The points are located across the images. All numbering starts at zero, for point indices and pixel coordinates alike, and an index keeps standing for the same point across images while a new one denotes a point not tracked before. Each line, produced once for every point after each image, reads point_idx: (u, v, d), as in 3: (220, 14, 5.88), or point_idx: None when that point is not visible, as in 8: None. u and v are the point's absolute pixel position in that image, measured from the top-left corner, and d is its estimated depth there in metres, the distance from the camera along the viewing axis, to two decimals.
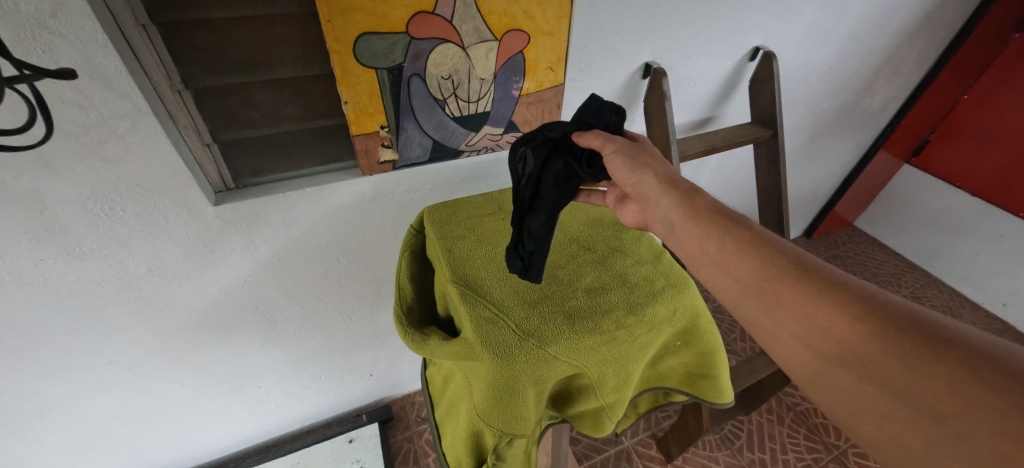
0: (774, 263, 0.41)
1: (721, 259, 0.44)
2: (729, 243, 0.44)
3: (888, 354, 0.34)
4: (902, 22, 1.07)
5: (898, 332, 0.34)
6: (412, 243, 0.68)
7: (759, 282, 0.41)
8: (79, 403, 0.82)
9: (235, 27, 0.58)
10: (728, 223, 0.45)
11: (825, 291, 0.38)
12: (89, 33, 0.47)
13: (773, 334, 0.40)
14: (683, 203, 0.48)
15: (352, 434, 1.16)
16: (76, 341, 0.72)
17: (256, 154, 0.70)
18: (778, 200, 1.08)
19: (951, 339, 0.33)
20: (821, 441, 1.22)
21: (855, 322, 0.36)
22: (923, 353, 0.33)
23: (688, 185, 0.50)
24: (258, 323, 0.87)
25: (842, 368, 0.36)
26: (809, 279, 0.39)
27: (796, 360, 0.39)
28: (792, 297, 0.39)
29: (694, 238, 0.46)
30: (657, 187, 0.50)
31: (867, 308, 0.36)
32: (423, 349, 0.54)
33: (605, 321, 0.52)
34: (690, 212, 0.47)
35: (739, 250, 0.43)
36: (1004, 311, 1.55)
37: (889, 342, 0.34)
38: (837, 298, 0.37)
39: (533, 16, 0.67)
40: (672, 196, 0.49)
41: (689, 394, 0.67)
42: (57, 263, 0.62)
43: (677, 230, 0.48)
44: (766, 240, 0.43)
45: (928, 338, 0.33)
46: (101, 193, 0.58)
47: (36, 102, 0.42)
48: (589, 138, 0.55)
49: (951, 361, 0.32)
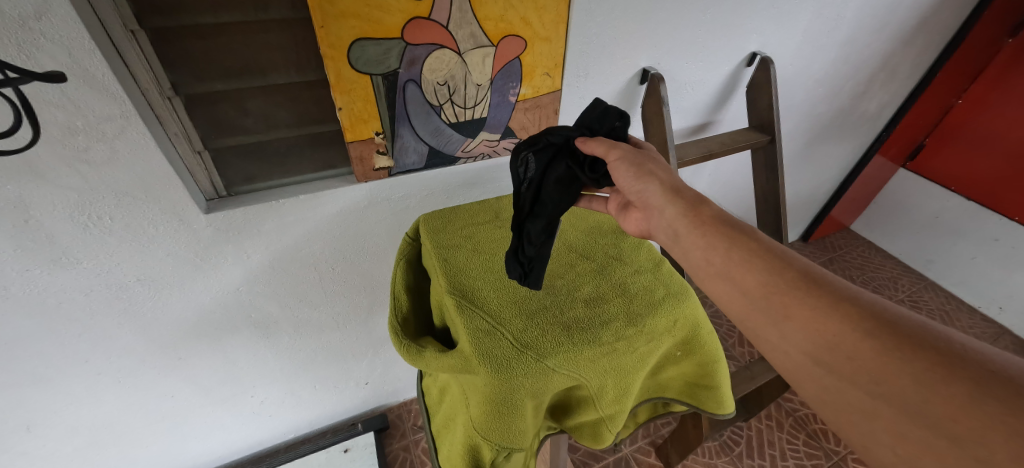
0: (782, 275, 0.41)
1: (728, 270, 0.44)
2: (735, 254, 0.44)
3: (901, 372, 0.33)
4: (898, 28, 1.07)
5: (911, 349, 0.34)
6: (406, 252, 0.66)
7: (767, 295, 0.41)
8: (67, 415, 0.80)
9: (226, 33, 0.56)
10: (735, 234, 0.45)
11: (835, 305, 0.38)
12: (77, 40, 0.46)
13: (781, 347, 0.40)
14: (688, 212, 0.48)
15: (348, 444, 1.14)
16: (64, 352, 0.71)
17: (249, 160, 0.69)
18: (776, 205, 1.08)
19: (965, 358, 0.33)
20: (821, 447, 1.21)
21: (867, 337, 0.35)
22: (937, 371, 0.32)
23: (693, 194, 0.50)
24: (251, 332, 0.85)
25: (852, 385, 0.35)
26: (818, 292, 0.39)
27: (804, 374, 0.39)
28: (801, 310, 0.39)
29: (700, 248, 0.46)
30: (661, 196, 0.50)
31: (878, 324, 0.36)
32: (419, 361, 0.53)
33: (605, 332, 0.51)
34: (695, 222, 0.47)
35: (746, 262, 0.43)
36: (1000, 314, 1.56)
37: (901, 359, 0.34)
38: (847, 311, 0.37)
39: (529, 22, 0.67)
40: (676, 204, 0.49)
41: (689, 404, 0.67)
42: (42, 273, 0.61)
43: (681, 239, 0.47)
44: (773, 252, 0.43)
45: (942, 356, 0.33)
46: (88, 201, 0.57)
47: (24, 106, 0.42)
48: (593, 144, 0.54)
49: (966, 381, 0.31)
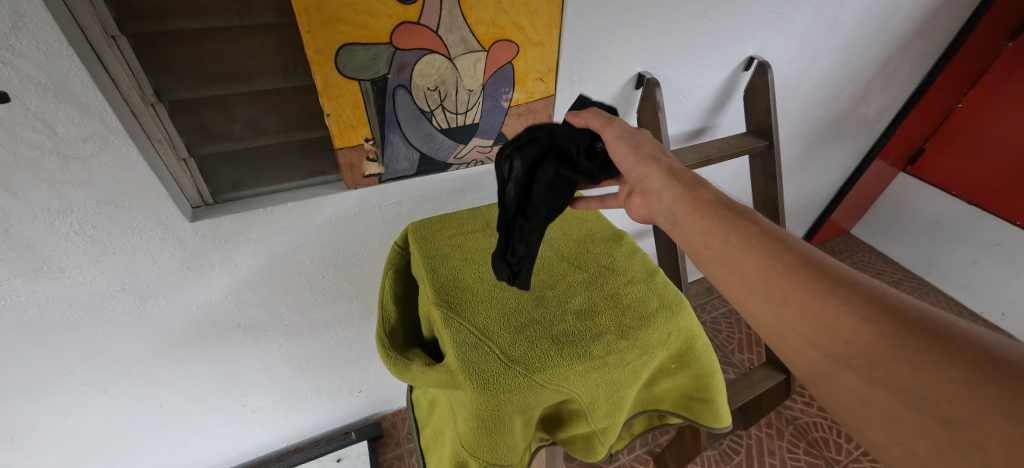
0: (783, 259, 0.41)
1: (725, 253, 0.43)
2: (734, 238, 0.43)
3: (900, 357, 0.33)
4: (896, 32, 1.06)
5: (912, 335, 0.33)
6: (394, 261, 0.65)
7: (765, 278, 0.41)
8: (51, 425, 0.79)
9: (210, 38, 0.55)
10: (734, 217, 0.45)
11: (835, 289, 0.37)
12: (54, 46, 0.45)
13: (780, 331, 0.40)
14: (686, 195, 0.48)
15: (341, 453, 1.12)
16: (48, 363, 0.69)
17: (235, 167, 0.68)
18: (775, 210, 1.06)
19: (965, 344, 0.32)
20: (822, 456, 1.19)
21: (866, 323, 0.35)
22: (938, 357, 0.32)
23: (692, 177, 0.49)
24: (241, 340, 0.84)
25: (850, 370, 0.35)
26: (818, 277, 0.38)
27: (801, 357, 0.39)
28: (799, 294, 0.38)
29: (698, 231, 0.46)
30: (659, 180, 0.50)
31: (879, 309, 0.35)
32: (405, 375, 0.51)
33: (596, 346, 0.50)
34: (693, 206, 0.47)
35: (746, 245, 0.42)
36: (1003, 320, 1.53)
37: (901, 343, 0.33)
38: (848, 296, 0.36)
39: (521, 26, 0.66)
40: (674, 188, 0.49)
41: (683, 417, 0.65)
42: (23, 283, 0.59)
43: (681, 223, 0.48)
44: (774, 235, 0.43)
45: (943, 342, 0.32)
46: (68, 210, 0.55)
47: None
48: (588, 117, 0.55)
49: (965, 367, 0.31)
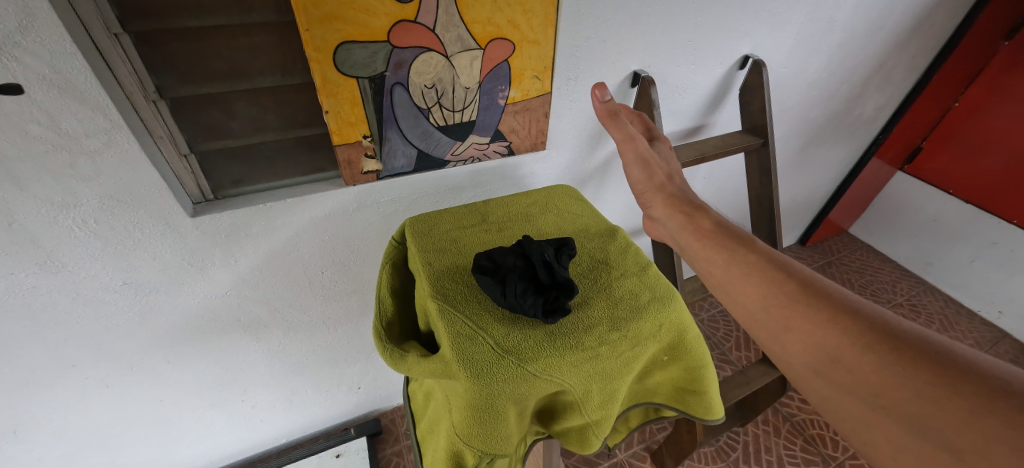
0: (783, 288, 0.46)
1: (730, 281, 0.50)
2: (737, 267, 0.50)
3: (901, 385, 0.37)
4: (891, 31, 1.06)
5: (911, 364, 0.37)
6: (393, 255, 0.66)
7: (767, 308, 0.46)
8: (53, 419, 0.80)
9: (211, 36, 0.56)
10: (735, 245, 0.51)
11: (836, 320, 0.42)
12: (59, 44, 0.46)
13: (785, 357, 0.45)
14: (689, 225, 0.56)
15: (340, 449, 1.13)
16: (51, 356, 0.70)
17: (235, 163, 0.69)
18: (770, 208, 1.07)
19: (965, 372, 0.35)
20: (818, 453, 1.20)
21: (866, 351, 0.39)
22: (941, 385, 0.35)
23: (696, 206, 0.58)
24: (241, 335, 0.85)
25: (854, 396, 0.39)
26: (819, 306, 0.44)
27: (807, 382, 0.43)
28: (801, 322, 0.44)
29: (705, 261, 0.53)
30: (664, 209, 0.61)
31: (879, 338, 0.40)
32: (402, 366, 0.53)
33: (589, 337, 0.51)
34: (697, 233, 0.55)
35: (749, 276, 0.49)
36: (1000, 319, 1.55)
37: (902, 372, 0.37)
38: (849, 326, 0.41)
39: (517, 25, 0.66)
40: (678, 218, 0.58)
41: (677, 410, 0.66)
42: (27, 276, 0.60)
43: (688, 248, 0.56)
44: (775, 264, 0.48)
45: (942, 370, 0.36)
46: (71, 205, 0.56)
47: None
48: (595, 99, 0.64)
49: (966, 394, 0.34)
